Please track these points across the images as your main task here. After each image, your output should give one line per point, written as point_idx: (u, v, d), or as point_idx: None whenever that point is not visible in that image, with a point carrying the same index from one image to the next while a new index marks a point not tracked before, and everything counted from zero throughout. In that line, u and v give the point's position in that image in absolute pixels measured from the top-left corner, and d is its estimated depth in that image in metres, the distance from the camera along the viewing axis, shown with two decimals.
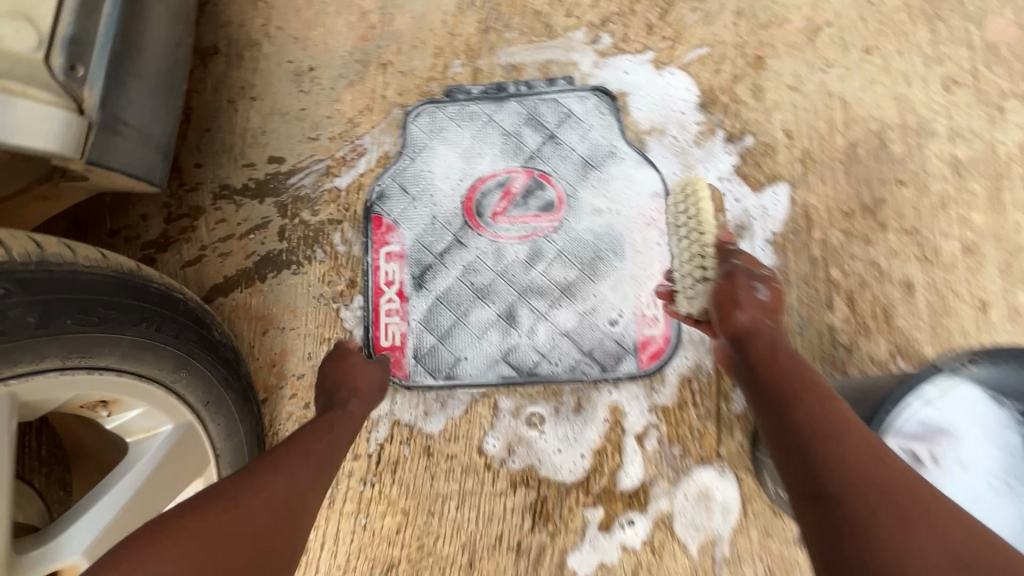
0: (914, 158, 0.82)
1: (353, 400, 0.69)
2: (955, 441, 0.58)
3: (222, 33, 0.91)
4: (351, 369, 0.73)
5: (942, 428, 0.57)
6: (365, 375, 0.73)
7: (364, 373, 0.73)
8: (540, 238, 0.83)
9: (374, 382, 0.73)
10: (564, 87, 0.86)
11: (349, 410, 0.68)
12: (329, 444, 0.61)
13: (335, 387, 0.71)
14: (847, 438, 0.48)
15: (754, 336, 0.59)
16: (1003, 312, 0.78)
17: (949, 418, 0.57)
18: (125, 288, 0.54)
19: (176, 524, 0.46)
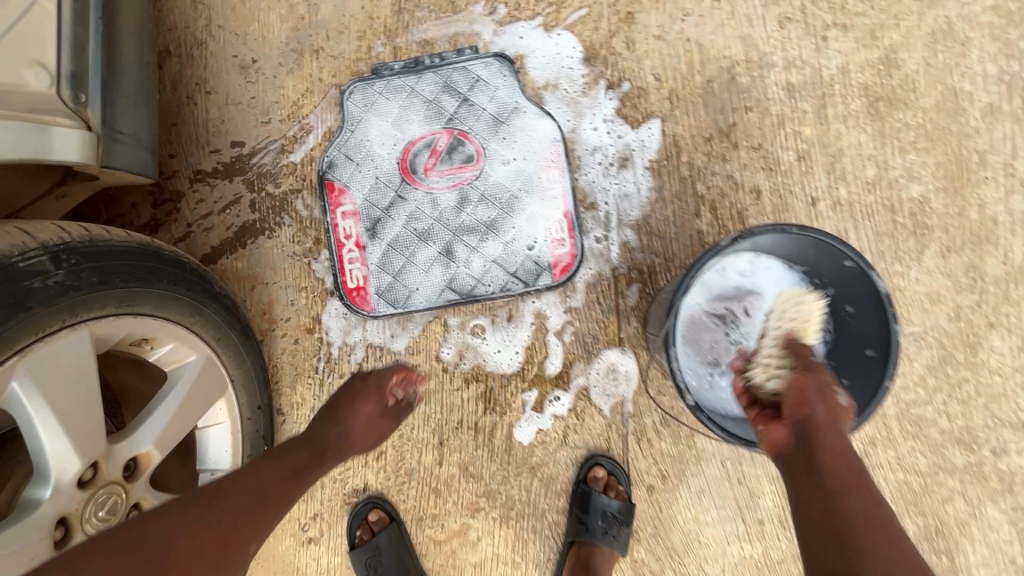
0: (757, 87, 1.02)
1: (335, 444, 0.81)
2: (758, 296, 0.82)
3: (171, 36, 1.05)
4: (345, 415, 0.84)
5: (747, 287, 0.82)
6: (369, 429, 0.85)
7: (366, 421, 0.85)
8: (466, 186, 1.03)
9: (369, 434, 0.85)
10: (470, 55, 1.03)
11: (328, 453, 0.79)
12: (280, 484, 0.70)
13: (329, 421, 0.83)
14: (873, 511, 0.53)
15: (822, 430, 0.59)
16: (828, 204, 1.01)
17: (750, 279, 0.81)
18: (148, 255, 0.73)
19: (116, 548, 0.55)
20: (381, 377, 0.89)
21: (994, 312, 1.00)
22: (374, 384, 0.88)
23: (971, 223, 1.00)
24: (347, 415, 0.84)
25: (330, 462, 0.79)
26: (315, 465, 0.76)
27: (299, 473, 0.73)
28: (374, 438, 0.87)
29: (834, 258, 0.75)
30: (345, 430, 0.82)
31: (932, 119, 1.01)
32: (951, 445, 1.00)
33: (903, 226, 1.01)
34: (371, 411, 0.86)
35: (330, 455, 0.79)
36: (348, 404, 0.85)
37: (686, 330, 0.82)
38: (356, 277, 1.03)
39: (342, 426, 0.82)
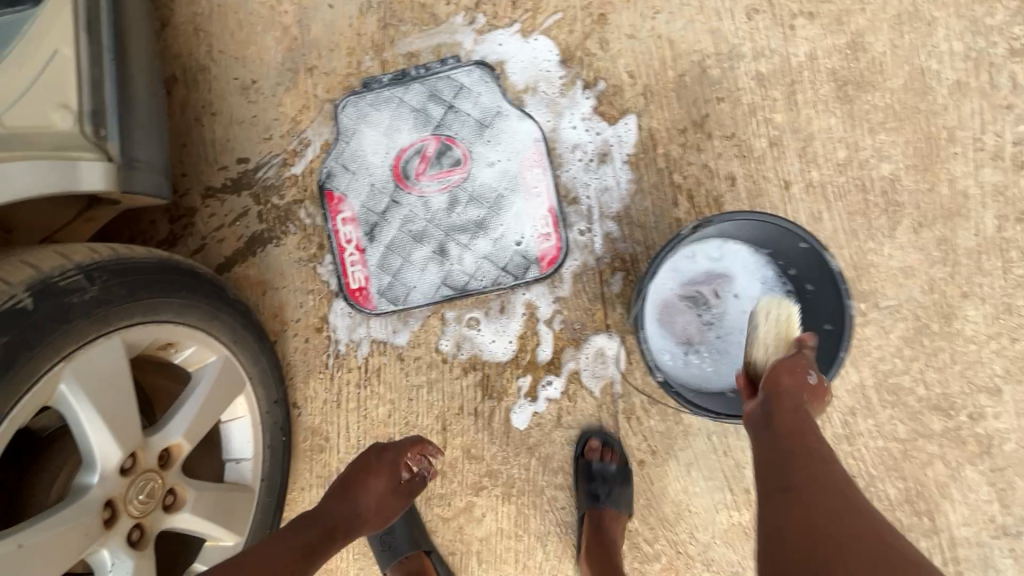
0: (728, 78, 1.06)
1: (346, 522, 0.88)
2: (727, 279, 0.88)
3: (176, 63, 1.13)
4: (356, 492, 0.90)
5: (718, 270, 0.88)
6: (380, 505, 0.92)
7: (377, 500, 0.92)
8: (455, 188, 1.09)
9: (380, 509, 0.92)
10: (453, 65, 1.09)
11: (339, 532, 0.87)
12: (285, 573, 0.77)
13: (343, 497, 0.90)
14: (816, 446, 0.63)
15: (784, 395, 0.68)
16: (801, 186, 1.05)
17: (721, 264, 0.88)
18: (168, 267, 0.82)
19: None
20: (396, 453, 0.96)
21: (968, 283, 1.04)
22: (388, 460, 0.95)
23: (942, 198, 1.04)
24: (362, 492, 0.91)
25: (341, 540, 0.87)
26: (324, 545, 0.84)
27: (311, 556, 0.81)
28: (385, 513, 0.94)
29: (796, 242, 0.81)
30: (357, 508, 0.89)
31: (901, 100, 1.04)
32: (928, 411, 1.05)
33: (875, 204, 1.05)
34: (384, 489, 0.93)
35: (340, 533, 0.87)
36: (363, 482, 0.92)
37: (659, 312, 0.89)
38: (358, 278, 1.11)
39: (355, 505, 0.89)
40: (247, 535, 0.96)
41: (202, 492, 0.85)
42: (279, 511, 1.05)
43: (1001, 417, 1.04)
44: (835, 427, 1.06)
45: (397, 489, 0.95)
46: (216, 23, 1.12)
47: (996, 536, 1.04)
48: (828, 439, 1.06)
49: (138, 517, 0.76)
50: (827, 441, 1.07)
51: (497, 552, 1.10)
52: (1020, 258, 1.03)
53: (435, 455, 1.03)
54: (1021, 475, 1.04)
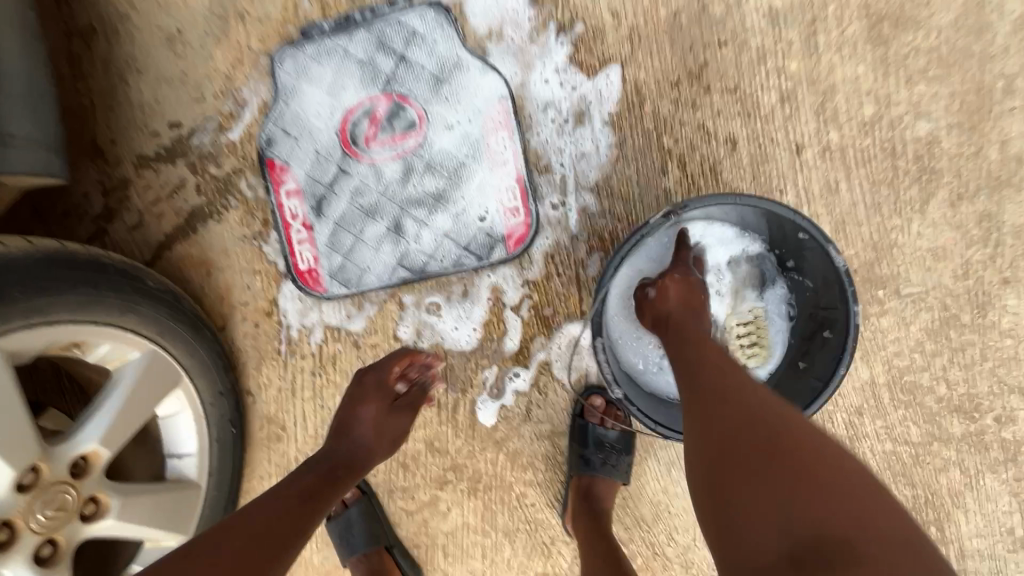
0: (732, 17, 0.87)
1: (348, 458, 0.81)
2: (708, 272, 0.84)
3: (94, 12, 0.99)
4: (352, 425, 0.84)
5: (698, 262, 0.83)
6: (380, 428, 0.85)
7: (376, 423, 0.85)
8: (410, 155, 0.95)
9: (381, 430, 0.85)
10: (403, 6, 0.93)
11: (343, 469, 0.80)
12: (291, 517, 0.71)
13: (343, 435, 0.83)
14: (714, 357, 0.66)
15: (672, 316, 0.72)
16: (817, 150, 0.88)
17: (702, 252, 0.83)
18: (57, 262, 0.74)
19: None
20: (381, 372, 0.87)
21: (1011, 267, 0.88)
22: (372, 381, 0.87)
23: (989, 164, 0.86)
24: (359, 420, 0.84)
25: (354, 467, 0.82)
26: (331, 484, 0.78)
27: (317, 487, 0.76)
28: (392, 438, 0.87)
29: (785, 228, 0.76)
30: (355, 435, 0.83)
31: (949, 40, 0.84)
32: (948, 413, 0.92)
33: (905, 173, 0.87)
34: (382, 411, 0.86)
35: (346, 470, 0.80)
36: (355, 414, 0.85)
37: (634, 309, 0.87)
38: (307, 258, 1.00)
39: (354, 434, 0.83)
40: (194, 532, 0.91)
41: (131, 498, 0.80)
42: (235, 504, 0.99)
43: None
44: (838, 429, 0.94)
45: (394, 407, 0.88)
46: None
47: (1012, 549, 0.93)
48: None
49: (48, 532, 0.72)
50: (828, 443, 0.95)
51: (463, 546, 1.05)
52: None
53: (431, 360, 0.92)
54: None
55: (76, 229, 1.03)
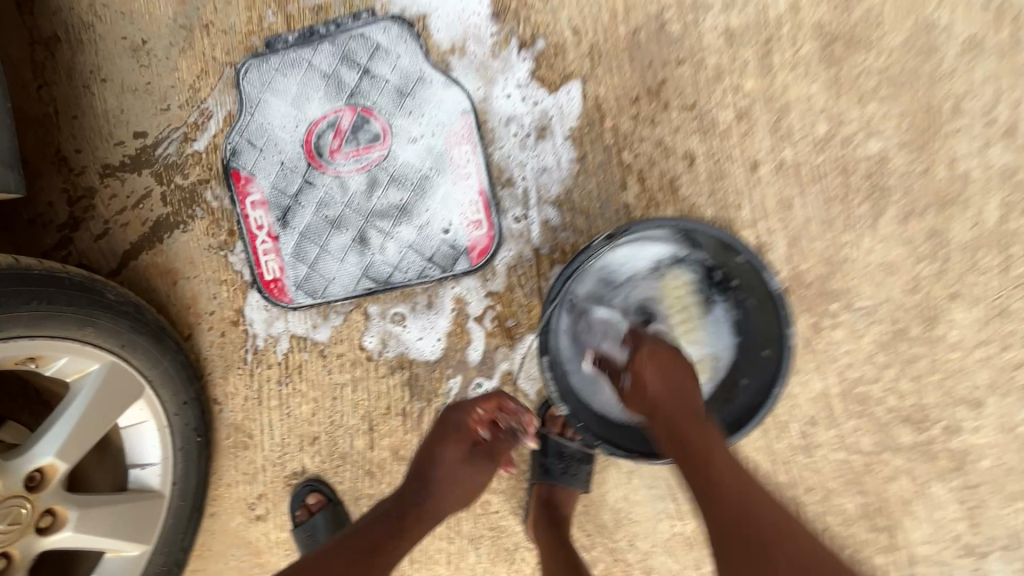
0: (690, 35, 0.89)
1: (415, 510, 0.82)
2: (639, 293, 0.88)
3: (58, 21, 0.99)
4: (427, 470, 0.83)
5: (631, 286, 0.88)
6: (454, 473, 0.83)
7: (456, 476, 0.84)
8: (374, 167, 0.96)
9: (464, 483, 0.84)
10: (367, 20, 0.93)
11: (408, 520, 0.81)
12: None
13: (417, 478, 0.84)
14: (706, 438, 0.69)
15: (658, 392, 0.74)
16: (771, 167, 0.90)
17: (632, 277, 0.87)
18: (10, 278, 0.75)
19: None
20: (461, 414, 0.85)
21: (958, 282, 0.90)
22: (454, 423, 0.85)
23: (937, 182, 0.88)
24: (447, 476, 0.83)
25: (432, 520, 0.83)
26: (393, 541, 0.78)
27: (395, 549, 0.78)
28: (464, 487, 0.85)
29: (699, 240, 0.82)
30: (437, 490, 0.83)
31: (899, 61, 0.87)
32: (898, 423, 0.94)
33: (856, 189, 0.89)
34: (471, 463, 0.85)
35: (410, 521, 0.81)
36: (438, 466, 0.83)
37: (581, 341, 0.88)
38: (273, 269, 1.01)
39: (440, 490, 0.83)
40: (157, 540, 0.92)
41: (89, 509, 0.80)
42: (201, 512, 0.99)
43: (980, 432, 0.93)
44: (793, 438, 0.96)
45: (473, 452, 0.85)
46: None
47: (961, 555, 0.96)
48: (783, 450, 0.96)
49: (3, 545, 0.74)
50: (784, 452, 0.97)
51: (428, 552, 1.06)
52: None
53: (518, 405, 0.86)
54: (996, 493, 0.94)
55: (41, 238, 1.03)
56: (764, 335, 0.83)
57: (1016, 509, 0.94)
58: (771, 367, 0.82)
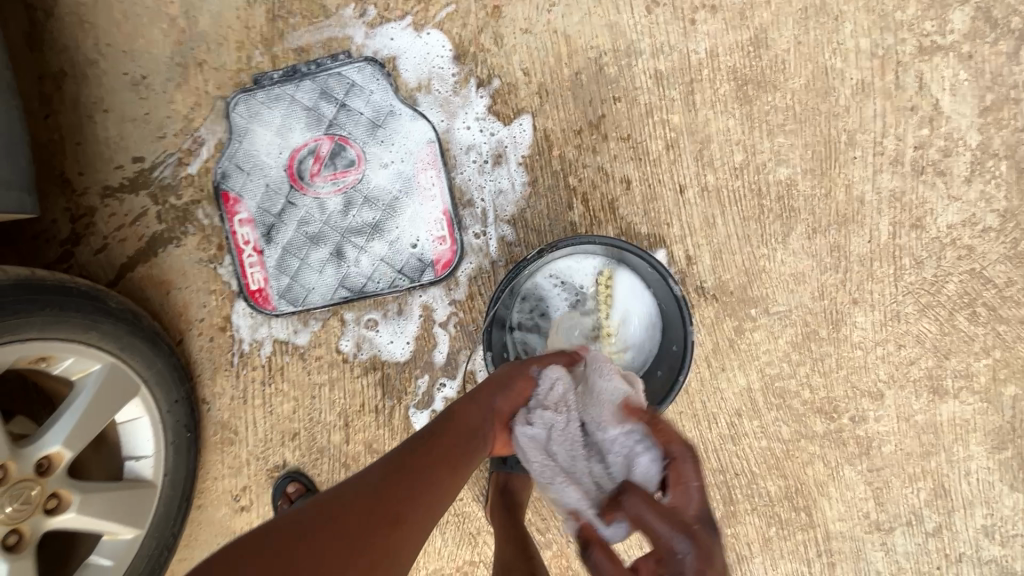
0: (625, 76, 1.02)
1: (471, 406, 0.76)
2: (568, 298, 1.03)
3: (64, 57, 1.10)
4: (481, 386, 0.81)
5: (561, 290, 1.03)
6: (501, 380, 0.80)
7: (500, 385, 0.79)
8: (350, 190, 1.08)
9: (507, 389, 0.79)
10: (344, 61, 1.06)
11: (460, 412, 0.75)
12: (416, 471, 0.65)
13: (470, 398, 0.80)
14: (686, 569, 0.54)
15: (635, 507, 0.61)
16: (697, 190, 1.04)
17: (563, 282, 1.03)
18: (25, 287, 0.85)
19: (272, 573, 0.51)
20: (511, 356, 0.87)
21: (858, 290, 1.04)
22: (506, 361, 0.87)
23: (837, 204, 1.02)
24: (488, 386, 0.79)
25: (486, 427, 0.76)
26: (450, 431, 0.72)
27: (457, 451, 0.70)
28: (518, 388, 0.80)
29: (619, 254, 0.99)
30: (489, 399, 0.78)
31: (802, 100, 1.01)
32: (812, 413, 1.07)
33: (769, 210, 1.03)
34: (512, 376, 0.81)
35: (465, 414, 0.75)
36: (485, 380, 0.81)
37: (526, 330, 1.04)
38: (258, 280, 1.12)
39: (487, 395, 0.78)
40: (150, 525, 1.01)
41: (90, 494, 0.90)
42: (188, 502, 1.09)
43: (882, 421, 1.07)
44: (721, 428, 1.09)
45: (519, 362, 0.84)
46: (102, 14, 1.09)
47: (869, 530, 1.09)
48: (713, 438, 1.09)
49: (15, 523, 0.83)
50: (714, 441, 1.09)
51: None
52: (911, 265, 1.03)
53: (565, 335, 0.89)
54: (897, 475, 1.07)
55: (45, 252, 1.13)
56: (672, 334, 0.98)
57: (915, 489, 1.07)
58: (674, 361, 0.98)
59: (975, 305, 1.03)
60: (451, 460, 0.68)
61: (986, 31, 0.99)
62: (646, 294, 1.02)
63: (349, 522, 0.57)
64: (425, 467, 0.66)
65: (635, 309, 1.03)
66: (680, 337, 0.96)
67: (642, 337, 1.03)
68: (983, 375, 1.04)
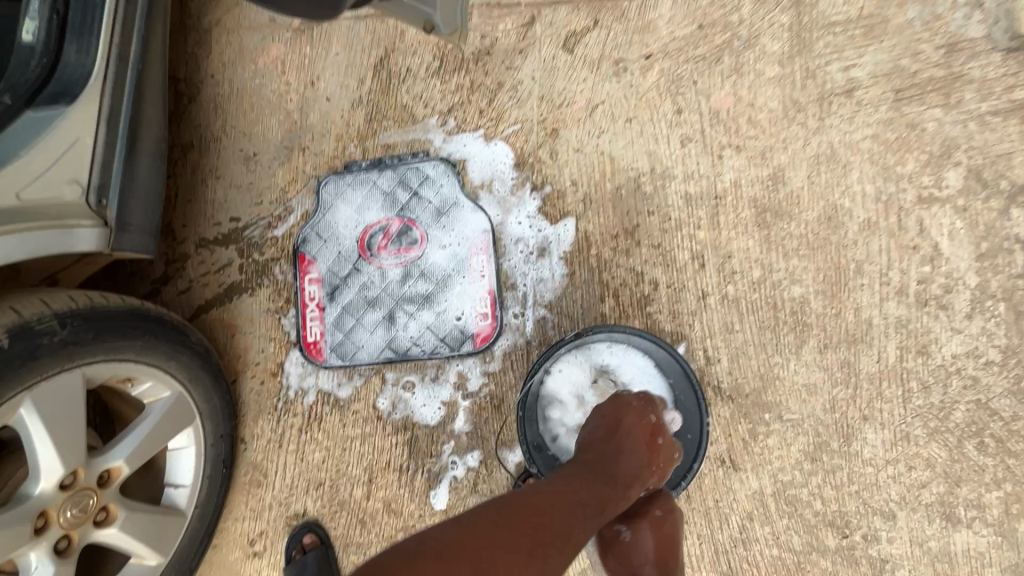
0: (658, 195, 1.19)
1: (607, 446, 0.90)
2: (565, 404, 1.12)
3: (195, 132, 1.33)
4: (618, 423, 0.94)
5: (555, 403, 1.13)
6: (631, 425, 0.94)
7: (620, 440, 0.91)
8: (410, 263, 1.24)
9: (638, 440, 0.92)
10: (422, 158, 1.26)
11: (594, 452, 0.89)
12: (581, 493, 0.78)
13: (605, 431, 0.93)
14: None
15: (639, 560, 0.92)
16: (718, 298, 1.15)
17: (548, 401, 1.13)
18: (134, 314, 0.96)
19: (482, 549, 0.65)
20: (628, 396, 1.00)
21: (868, 407, 1.10)
22: (634, 403, 0.99)
23: (847, 324, 1.12)
24: (615, 458, 0.87)
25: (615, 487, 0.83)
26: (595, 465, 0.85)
27: (592, 504, 0.77)
28: (641, 434, 0.93)
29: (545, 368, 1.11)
30: (618, 470, 0.86)
31: (814, 230, 1.15)
32: (823, 526, 1.09)
33: (783, 322, 1.13)
34: (632, 442, 0.91)
35: (595, 451, 0.89)
36: (622, 422, 0.94)
37: (552, 396, 1.13)
38: (315, 333, 1.24)
39: (614, 466, 0.86)
40: (173, 555, 1.06)
41: (133, 513, 0.97)
42: (209, 537, 1.14)
43: (895, 542, 1.07)
44: (732, 529, 1.11)
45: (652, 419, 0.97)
46: (232, 103, 1.33)
47: None
48: (724, 539, 1.11)
49: (68, 529, 0.89)
50: (724, 543, 1.11)
51: None
52: (919, 389, 1.09)
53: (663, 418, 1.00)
54: None
55: (138, 287, 1.29)
56: (688, 423, 1.09)
57: None
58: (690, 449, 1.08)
59: (983, 435, 1.08)
60: (591, 519, 0.75)
61: (978, 189, 1.13)
62: (661, 378, 1.11)
63: (511, 557, 0.65)
64: (570, 521, 0.73)
65: (655, 390, 1.11)
66: (695, 427, 1.08)
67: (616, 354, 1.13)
68: (995, 508, 1.06)
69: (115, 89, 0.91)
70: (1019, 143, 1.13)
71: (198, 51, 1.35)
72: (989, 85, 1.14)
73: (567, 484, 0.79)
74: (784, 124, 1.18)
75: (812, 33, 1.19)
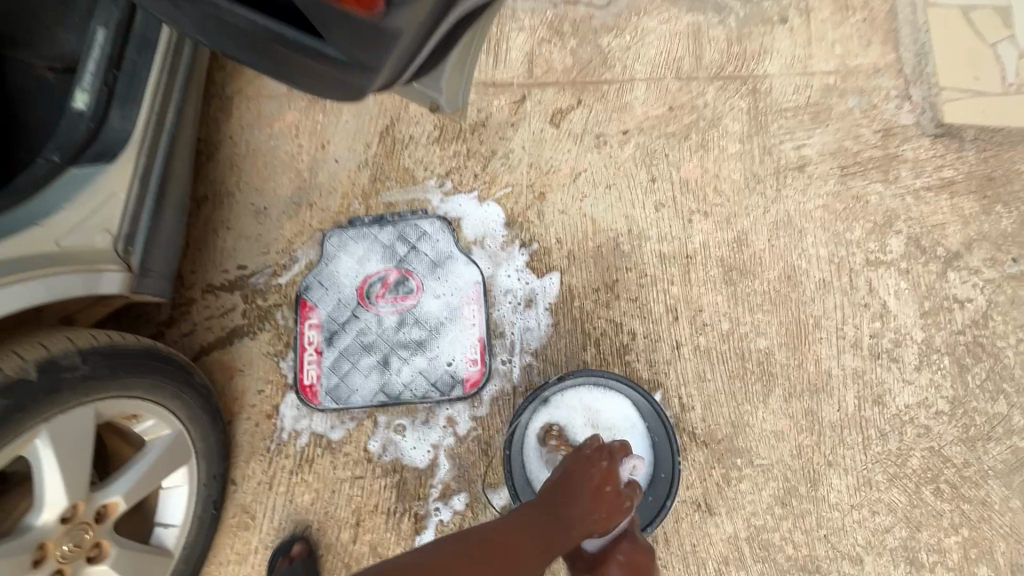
0: (635, 254, 1.31)
1: (558, 489, 0.95)
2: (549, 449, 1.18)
3: (210, 186, 1.45)
4: (574, 466, 0.98)
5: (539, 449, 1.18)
6: (584, 468, 0.98)
7: (571, 484, 0.96)
8: (405, 311, 1.32)
9: (591, 481, 0.96)
10: (420, 215, 1.38)
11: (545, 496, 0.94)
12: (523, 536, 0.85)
13: (560, 474, 0.98)
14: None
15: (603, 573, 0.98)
16: (691, 349, 1.25)
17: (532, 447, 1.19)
18: (147, 352, 1.00)
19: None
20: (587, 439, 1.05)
21: (832, 453, 1.18)
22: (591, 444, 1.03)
23: (808, 374, 1.22)
24: (564, 503, 0.92)
25: (560, 532, 0.89)
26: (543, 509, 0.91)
27: (533, 547, 0.84)
28: (594, 475, 0.97)
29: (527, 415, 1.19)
30: (564, 517, 0.91)
31: (776, 288, 1.27)
32: (795, 570, 1.14)
33: (751, 372, 1.23)
34: (579, 494, 0.94)
35: (546, 495, 0.94)
36: (576, 467, 0.99)
37: (537, 439, 1.18)
38: (311, 376, 1.30)
39: (561, 512, 0.91)
40: None
41: (127, 549, 1.00)
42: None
43: None
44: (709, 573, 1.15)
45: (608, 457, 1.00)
46: (248, 162, 1.45)
47: None
48: None
49: (64, 564, 0.91)
50: None
51: None
52: (877, 436, 1.18)
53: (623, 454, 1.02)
54: None
55: (143, 329, 1.35)
56: (662, 465, 1.15)
57: None
58: (664, 489, 1.14)
59: (938, 481, 1.15)
60: (528, 566, 0.82)
61: (918, 254, 1.27)
62: (637, 422, 1.18)
63: None
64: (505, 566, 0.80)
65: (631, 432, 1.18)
66: (669, 469, 1.14)
67: (593, 398, 1.20)
68: (954, 552, 1.12)
69: (150, 152, 1.02)
70: (950, 215, 1.28)
71: (219, 116, 1.48)
72: (922, 165, 1.30)
73: (512, 526, 0.86)
74: (746, 193, 1.33)
75: (767, 116, 1.36)
